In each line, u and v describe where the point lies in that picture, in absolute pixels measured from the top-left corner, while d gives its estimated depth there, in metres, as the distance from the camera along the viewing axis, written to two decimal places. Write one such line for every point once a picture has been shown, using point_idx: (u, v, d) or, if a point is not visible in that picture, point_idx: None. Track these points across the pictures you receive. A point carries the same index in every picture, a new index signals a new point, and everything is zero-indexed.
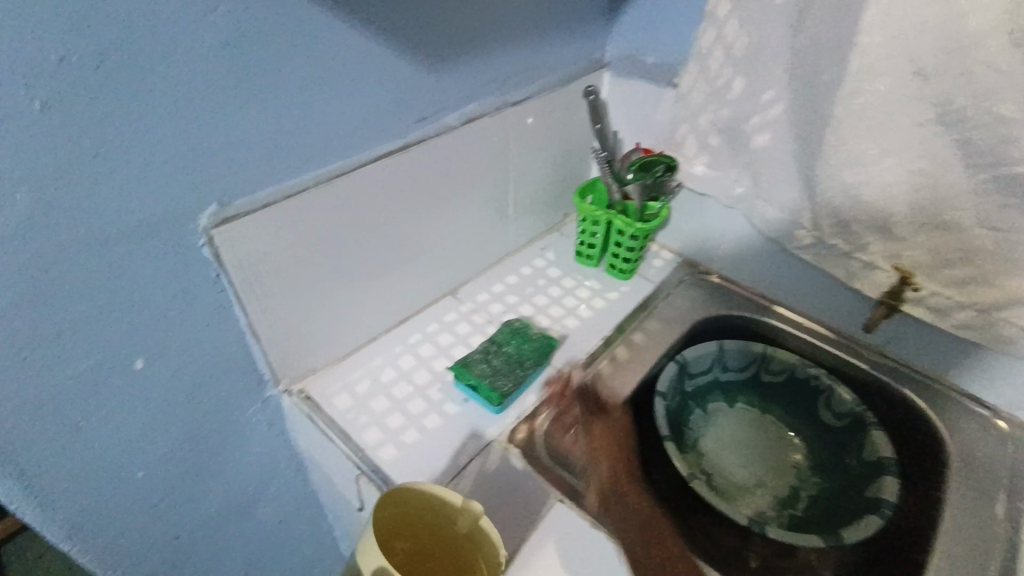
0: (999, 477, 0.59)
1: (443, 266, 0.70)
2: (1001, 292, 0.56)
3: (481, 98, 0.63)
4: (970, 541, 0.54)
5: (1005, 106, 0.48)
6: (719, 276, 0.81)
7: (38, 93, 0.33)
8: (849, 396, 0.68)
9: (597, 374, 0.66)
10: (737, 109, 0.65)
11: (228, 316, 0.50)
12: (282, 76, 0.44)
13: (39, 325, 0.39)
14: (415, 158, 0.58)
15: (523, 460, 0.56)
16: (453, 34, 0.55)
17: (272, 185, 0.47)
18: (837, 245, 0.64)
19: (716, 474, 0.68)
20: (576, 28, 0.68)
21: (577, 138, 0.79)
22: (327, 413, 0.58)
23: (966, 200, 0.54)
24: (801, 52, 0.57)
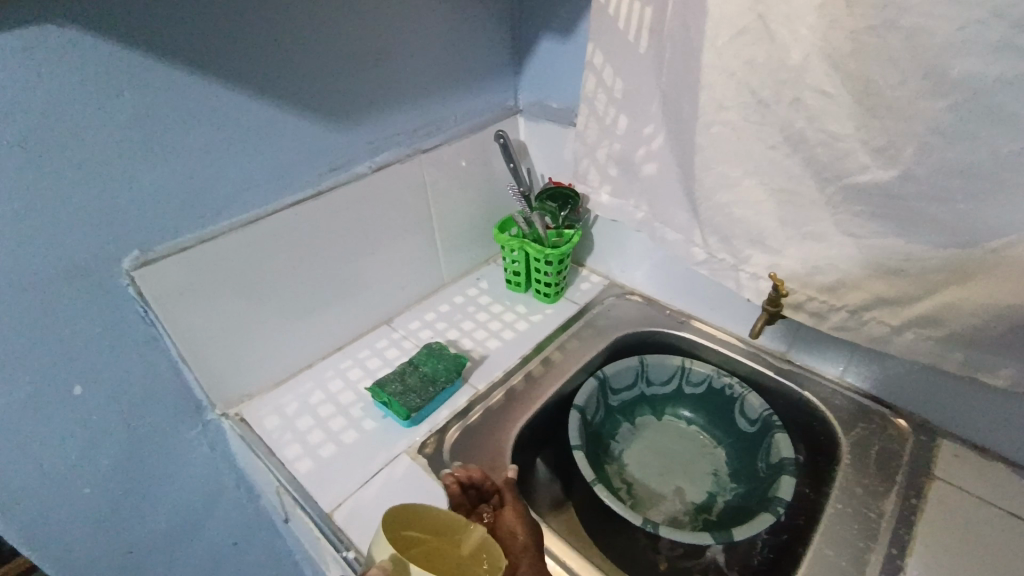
0: (892, 473, 0.60)
1: (367, 302, 0.78)
2: (864, 295, 0.58)
3: (392, 150, 0.72)
4: (857, 533, 0.55)
5: (831, 122, 0.51)
6: (640, 294, 0.86)
7: None
8: (760, 403, 0.71)
9: (511, 389, 0.72)
10: (625, 144, 0.70)
11: (159, 348, 0.58)
12: (187, 144, 0.53)
13: None
14: (329, 204, 0.67)
15: (426, 469, 0.62)
16: (353, 101, 0.64)
17: (189, 232, 0.56)
18: (724, 259, 0.66)
19: (636, 482, 0.71)
20: (480, 83, 0.79)
21: (499, 179, 0.87)
22: (254, 431, 0.66)
23: (821, 209, 0.57)
24: (666, 92, 0.63)
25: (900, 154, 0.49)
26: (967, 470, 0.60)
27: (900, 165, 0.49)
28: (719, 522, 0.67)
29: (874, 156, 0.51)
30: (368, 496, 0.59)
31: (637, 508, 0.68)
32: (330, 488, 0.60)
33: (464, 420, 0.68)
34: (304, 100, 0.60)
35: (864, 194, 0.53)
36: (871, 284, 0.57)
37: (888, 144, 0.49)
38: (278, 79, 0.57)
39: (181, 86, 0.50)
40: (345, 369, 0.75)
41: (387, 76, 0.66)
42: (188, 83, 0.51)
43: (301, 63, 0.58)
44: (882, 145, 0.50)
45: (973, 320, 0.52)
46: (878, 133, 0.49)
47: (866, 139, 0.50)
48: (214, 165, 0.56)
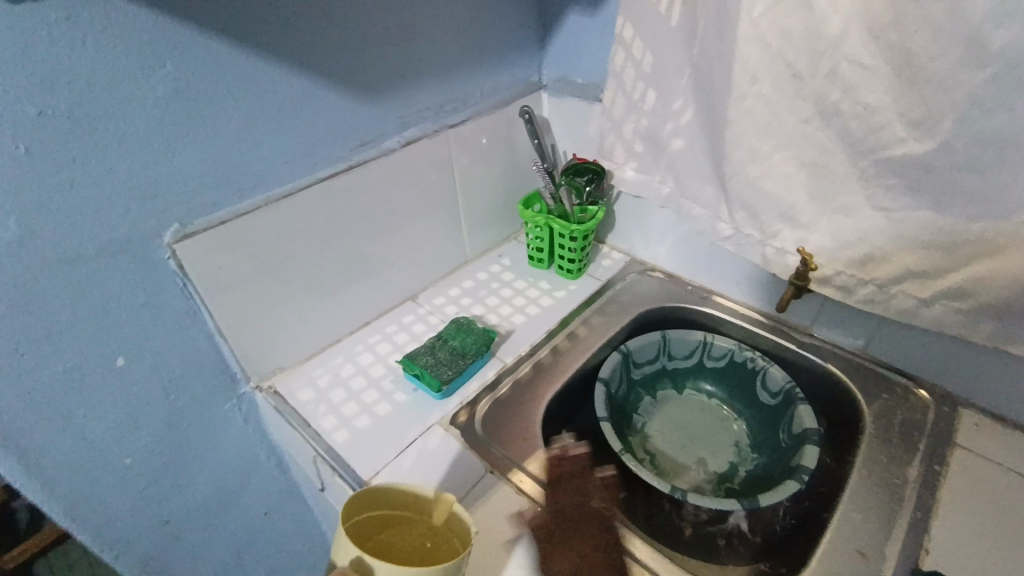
0: (916, 440, 0.62)
1: (393, 278, 0.78)
2: (893, 268, 0.59)
3: (418, 125, 0.71)
4: (882, 497, 0.57)
5: (868, 94, 0.51)
6: (662, 271, 0.87)
7: (33, 150, 0.43)
8: (783, 375, 0.72)
9: (538, 363, 0.73)
10: (653, 119, 0.70)
11: (198, 321, 0.59)
12: (224, 117, 0.53)
13: (33, 328, 0.48)
14: (358, 179, 0.67)
15: (460, 439, 0.63)
16: (383, 74, 0.64)
17: (226, 206, 0.57)
18: (752, 234, 0.67)
19: (660, 453, 0.73)
20: (505, 58, 0.78)
21: (522, 155, 0.87)
22: (289, 403, 0.67)
23: (855, 183, 0.57)
24: (697, 65, 0.63)
25: (938, 126, 0.49)
26: (989, 439, 0.62)
27: (937, 137, 0.50)
28: (742, 490, 0.68)
29: (912, 128, 0.51)
30: (404, 465, 0.60)
31: (662, 477, 0.70)
32: (367, 457, 0.61)
33: (494, 392, 0.69)
34: (335, 73, 0.59)
35: (897, 167, 0.53)
36: (901, 257, 0.58)
37: (926, 115, 0.49)
38: (312, 51, 0.56)
39: (221, 58, 0.50)
40: (374, 343, 0.76)
41: (415, 50, 0.66)
42: (224, 54, 0.51)
43: (331, 34, 0.57)
44: (920, 116, 0.50)
45: (1001, 290, 0.53)
46: (915, 105, 0.50)
47: (902, 112, 0.51)
48: (249, 139, 0.56)
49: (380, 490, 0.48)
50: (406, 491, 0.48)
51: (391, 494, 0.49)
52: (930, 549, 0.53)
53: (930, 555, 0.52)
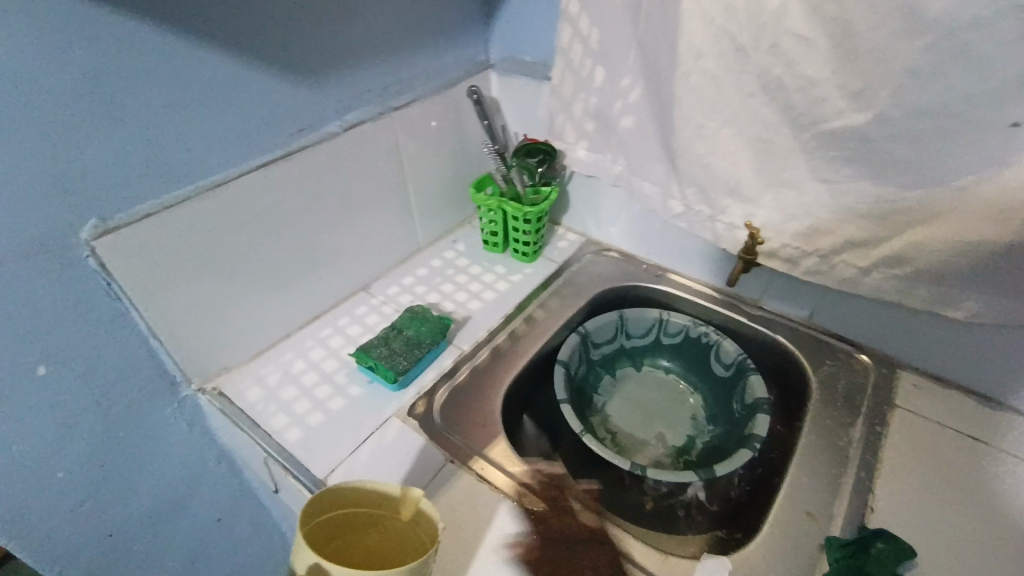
0: (859, 404, 0.65)
1: (343, 270, 0.76)
2: (836, 239, 0.60)
3: (362, 107, 0.68)
4: (829, 460, 0.59)
5: (808, 69, 0.52)
6: (617, 250, 0.87)
7: None
8: (735, 348, 0.74)
9: (496, 348, 0.72)
10: (602, 97, 0.70)
11: (129, 322, 0.55)
12: (142, 101, 0.49)
13: None
14: (299, 165, 0.63)
15: (418, 430, 0.62)
16: (320, 53, 0.61)
17: (152, 198, 0.53)
18: (702, 210, 0.67)
19: (620, 431, 0.74)
20: (450, 36, 0.76)
21: (472, 137, 0.85)
22: (236, 404, 0.64)
23: (798, 157, 0.58)
24: (644, 42, 0.62)
25: (874, 99, 0.50)
26: (926, 398, 0.65)
27: (872, 110, 0.51)
28: (699, 462, 0.70)
29: (849, 101, 0.52)
30: (361, 461, 0.59)
31: (623, 454, 0.71)
32: (322, 455, 0.59)
33: (452, 380, 0.68)
34: (266, 52, 0.56)
35: (836, 141, 0.55)
36: (843, 228, 0.59)
37: (862, 89, 0.50)
38: (241, 28, 0.53)
39: (136, 36, 0.46)
40: (325, 337, 0.73)
41: (354, 27, 0.63)
42: (139, 31, 0.46)
43: (260, 9, 0.53)
44: (856, 91, 0.51)
45: (934, 257, 0.55)
46: (851, 79, 0.50)
47: (839, 86, 0.51)
48: (175, 124, 0.52)
49: (347, 489, 0.46)
50: (371, 488, 0.46)
51: (358, 494, 0.47)
52: (875, 507, 0.55)
53: (874, 512, 0.55)
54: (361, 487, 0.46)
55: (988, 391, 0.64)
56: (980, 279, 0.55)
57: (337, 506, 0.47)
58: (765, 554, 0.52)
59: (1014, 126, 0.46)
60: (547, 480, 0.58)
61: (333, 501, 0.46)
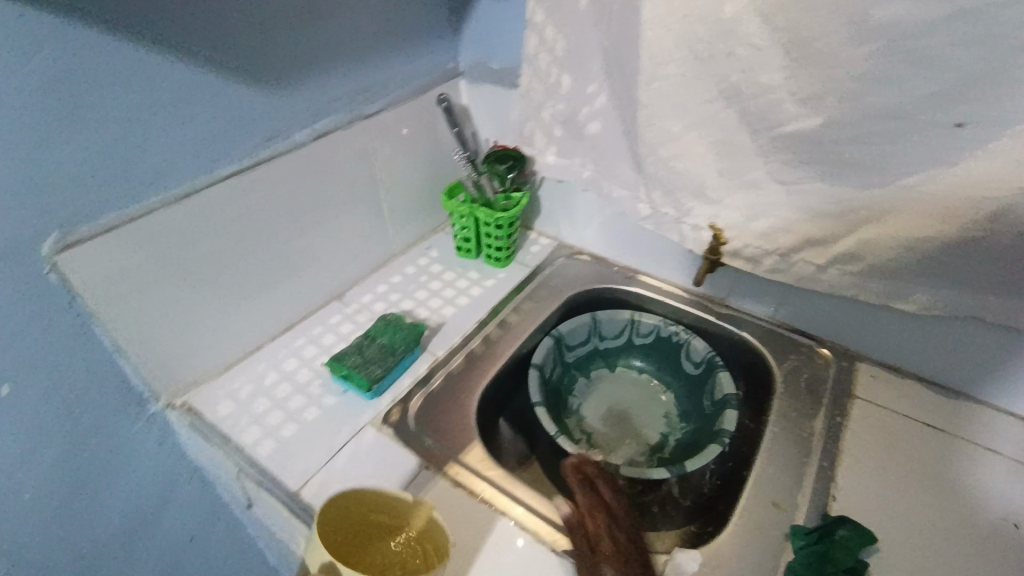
0: (823, 396, 0.67)
1: (315, 279, 0.75)
2: (796, 238, 0.62)
3: (331, 116, 0.68)
4: (793, 451, 0.61)
5: (763, 74, 0.54)
6: (589, 253, 0.89)
7: None
8: (704, 346, 0.76)
9: (471, 354, 0.73)
10: (570, 103, 0.71)
11: (93, 337, 0.54)
12: (102, 113, 0.48)
13: None
14: (267, 175, 0.63)
15: (393, 437, 0.62)
16: (287, 63, 0.60)
17: (115, 210, 0.52)
18: (669, 212, 0.69)
19: (596, 432, 0.75)
20: (418, 44, 0.76)
21: (443, 145, 0.86)
22: (207, 418, 0.63)
23: (757, 159, 0.60)
24: (608, 49, 0.64)
25: (826, 102, 0.52)
26: (885, 389, 0.68)
27: (825, 113, 0.53)
28: (673, 458, 0.72)
29: (802, 105, 0.54)
30: (335, 470, 0.59)
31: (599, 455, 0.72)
32: (296, 467, 0.59)
33: (428, 386, 0.68)
34: (230, 61, 0.55)
35: (792, 143, 0.57)
36: (802, 227, 0.62)
37: (814, 94, 0.52)
38: (206, 39, 0.52)
39: (93, 46, 0.46)
40: (298, 347, 0.72)
41: (321, 36, 0.63)
42: (96, 40, 0.46)
43: (223, 18, 0.53)
44: (809, 95, 0.53)
45: (887, 252, 0.58)
46: (804, 83, 0.52)
47: (794, 90, 0.53)
48: (138, 136, 0.51)
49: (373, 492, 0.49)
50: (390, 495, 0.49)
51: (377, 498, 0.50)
52: (837, 496, 0.57)
53: (836, 500, 0.57)
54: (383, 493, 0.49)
55: (942, 379, 0.67)
56: (931, 274, 0.58)
57: (358, 504, 0.50)
58: (733, 545, 0.53)
59: (958, 126, 0.48)
60: (517, 480, 0.59)
61: (356, 500, 0.50)
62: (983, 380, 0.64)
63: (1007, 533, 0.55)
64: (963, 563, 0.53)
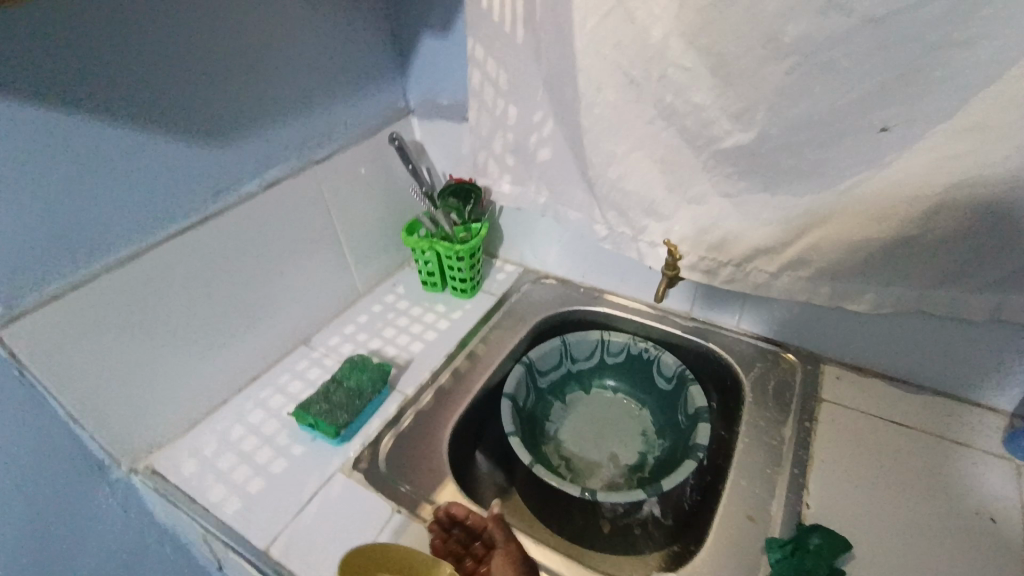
0: (791, 402, 0.68)
1: (278, 327, 0.75)
2: (745, 248, 0.63)
3: (281, 164, 0.69)
4: (765, 461, 0.61)
5: (694, 95, 0.56)
6: (554, 277, 0.89)
7: None
8: (674, 360, 0.76)
9: (440, 389, 0.72)
10: (518, 133, 0.72)
11: (45, 408, 0.53)
12: (40, 183, 0.48)
13: None
14: (218, 229, 0.63)
15: (363, 482, 0.62)
16: (231, 117, 0.61)
17: (59, 278, 0.52)
18: (624, 232, 0.70)
19: (574, 456, 0.74)
20: (366, 87, 0.78)
21: (400, 182, 0.86)
22: (171, 481, 0.62)
23: (699, 174, 0.61)
24: (548, 79, 0.65)
25: (755, 117, 0.54)
26: (850, 389, 0.68)
27: (756, 127, 0.54)
28: (652, 477, 0.71)
29: (734, 121, 0.55)
30: (305, 523, 0.58)
31: (577, 480, 0.71)
32: (263, 523, 0.58)
33: (397, 427, 0.68)
34: (172, 121, 0.56)
35: (730, 157, 0.58)
36: (750, 237, 0.63)
37: (743, 110, 0.54)
38: (146, 102, 0.53)
39: (25, 119, 0.46)
40: (265, 397, 0.72)
41: (263, 88, 0.64)
42: (27, 113, 0.46)
43: (160, 80, 0.53)
44: (738, 111, 0.54)
45: (833, 255, 0.59)
46: (732, 101, 0.54)
47: (723, 107, 0.55)
48: (80, 203, 0.51)
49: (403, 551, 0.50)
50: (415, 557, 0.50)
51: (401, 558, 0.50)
52: (810, 503, 0.57)
53: (810, 508, 0.57)
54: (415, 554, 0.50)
55: (905, 375, 0.68)
56: (879, 270, 0.59)
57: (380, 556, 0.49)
58: (709, 563, 0.53)
59: (884, 130, 0.50)
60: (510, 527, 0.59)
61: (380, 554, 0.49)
62: (942, 372, 0.65)
63: (981, 526, 0.55)
64: (939, 561, 0.53)
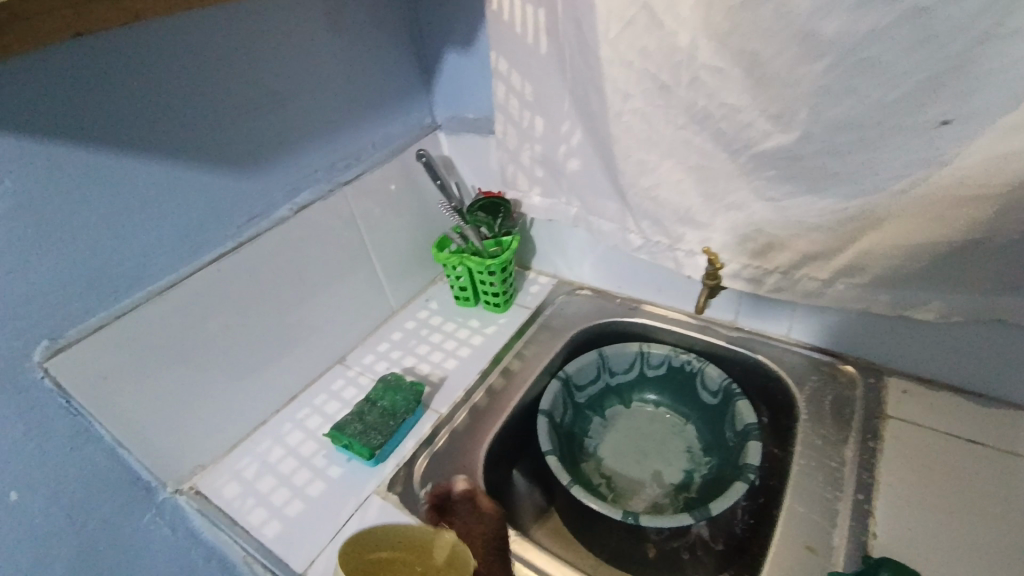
0: (850, 420, 0.63)
1: (315, 347, 0.76)
2: (791, 254, 0.59)
3: (311, 188, 0.70)
4: (823, 485, 0.57)
5: (729, 97, 0.52)
6: (589, 288, 0.87)
7: None
8: (719, 373, 0.72)
9: (475, 407, 0.71)
10: (546, 144, 0.70)
11: (94, 437, 0.55)
12: (83, 221, 0.50)
13: None
14: (254, 254, 0.64)
15: (399, 505, 0.61)
16: (260, 146, 0.62)
17: (103, 310, 0.54)
18: (659, 240, 0.67)
19: (615, 475, 0.71)
20: (393, 107, 0.78)
21: (430, 197, 0.86)
22: (214, 503, 0.63)
23: (737, 179, 0.58)
24: (574, 88, 0.63)
25: (795, 117, 0.50)
26: (917, 404, 0.63)
27: (797, 128, 0.51)
28: (699, 498, 0.68)
29: (773, 122, 0.52)
30: None
31: (618, 501, 0.68)
32: (302, 547, 0.59)
33: (432, 447, 0.67)
34: (203, 152, 0.57)
35: (771, 160, 0.54)
36: (795, 242, 0.59)
37: (782, 110, 0.50)
38: (177, 137, 0.54)
39: (63, 160, 0.48)
40: (303, 418, 0.73)
41: (291, 115, 0.64)
42: (69, 154, 0.48)
43: (191, 114, 0.55)
44: (777, 111, 0.51)
45: (889, 260, 0.55)
46: (769, 101, 0.51)
47: (761, 108, 0.52)
48: (118, 237, 0.53)
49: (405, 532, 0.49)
50: (412, 535, 0.49)
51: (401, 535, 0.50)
52: (876, 531, 0.53)
53: (876, 538, 0.52)
54: (414, 533, 0.50)
55: (979, 388, 0.62)
56: (944, 275, 0.54)
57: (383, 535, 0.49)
58: None
59: (942, 125, 0.46)
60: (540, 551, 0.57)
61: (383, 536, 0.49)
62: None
63: None
64: None
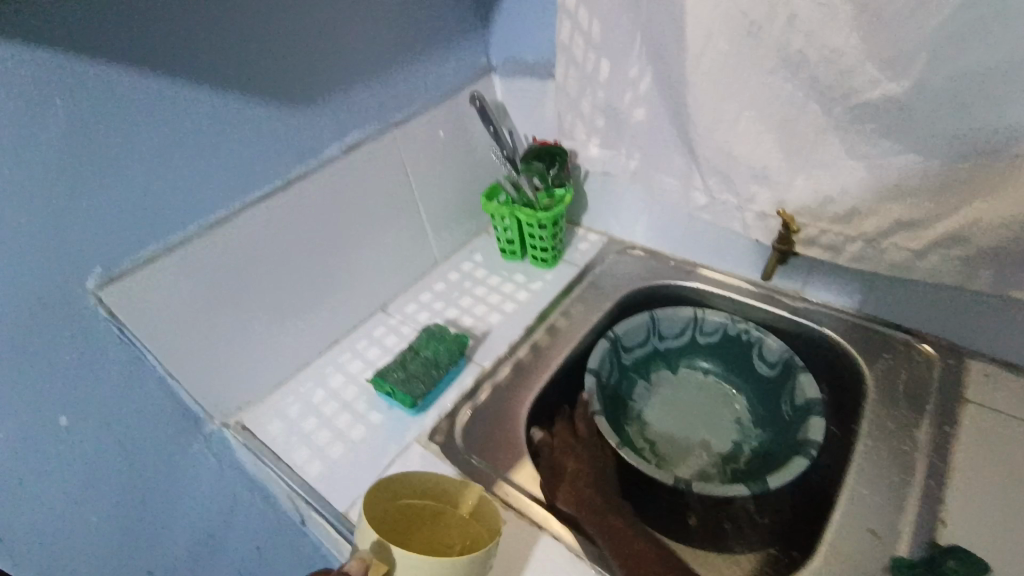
0: (925, 402, 0.58)
1: (358, 292, 0.74)
2: (880, 220, 0.54)
3: (361, 127, 0.67)
4: (893, 468, 0.54)
5: (831, 39, 0.46)
6: (641, 248, 0.83)
7: None
8: (779, 344, 0.68)
9: (518, 363, 0.69)
10: (609, 92, 0.63)
11: (145, 365, 0.55)
12: (130, 149, 0.48)
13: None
14: (301, 194, 0.62)
15: (441, 455, 0.60)
16: (310, 79, 0.59)
17: (157, 241, 0.53)
18: (727, 199, 0.61)
19: (660, 441, 0.69)
20: (448, 44, 0.73)
21: (480, 144, 0.82)
22: (260, 440, 0.64)
23: (825, 134, 0.52)
24: (647, 27, 0.55)
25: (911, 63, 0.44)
26: (1000, 390, 0.58)
27: (911, 77, 0.45)
28: (748, 471, 0.65)
29: (884, 68, 0.46)
30: None
31: (663, 467, 0.66)
32: (344, 488, 0.59)
33: (474, 400, 0.66)
34: (251, 83, 0.54)
35: (874, 113, 0.48)
36: (887, 207, 0.53)
37: (897, 54, 0.44)
38: (226, 64, 0.51)
39: (113, 81, 0.46)
40: (345, 362, 0.72)
41: (342, 47, 0.61)
42: (120, 76, 0.46)
43: (241, 40, 0.52)
44: (890, 56, 0.44)
45: (997, 232, 0.49)
46: (882, 44, 0.44)
47: (869, 52, 0.45)
48: (167, 167, 0.51)
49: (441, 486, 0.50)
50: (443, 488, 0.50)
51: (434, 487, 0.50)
52: (947, 518, 0.50)
53: (948, 526, 0.49)
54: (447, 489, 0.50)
55: None
56: None
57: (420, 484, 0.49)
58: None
59: None
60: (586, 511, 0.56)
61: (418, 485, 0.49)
62: None
63: None
64: None
